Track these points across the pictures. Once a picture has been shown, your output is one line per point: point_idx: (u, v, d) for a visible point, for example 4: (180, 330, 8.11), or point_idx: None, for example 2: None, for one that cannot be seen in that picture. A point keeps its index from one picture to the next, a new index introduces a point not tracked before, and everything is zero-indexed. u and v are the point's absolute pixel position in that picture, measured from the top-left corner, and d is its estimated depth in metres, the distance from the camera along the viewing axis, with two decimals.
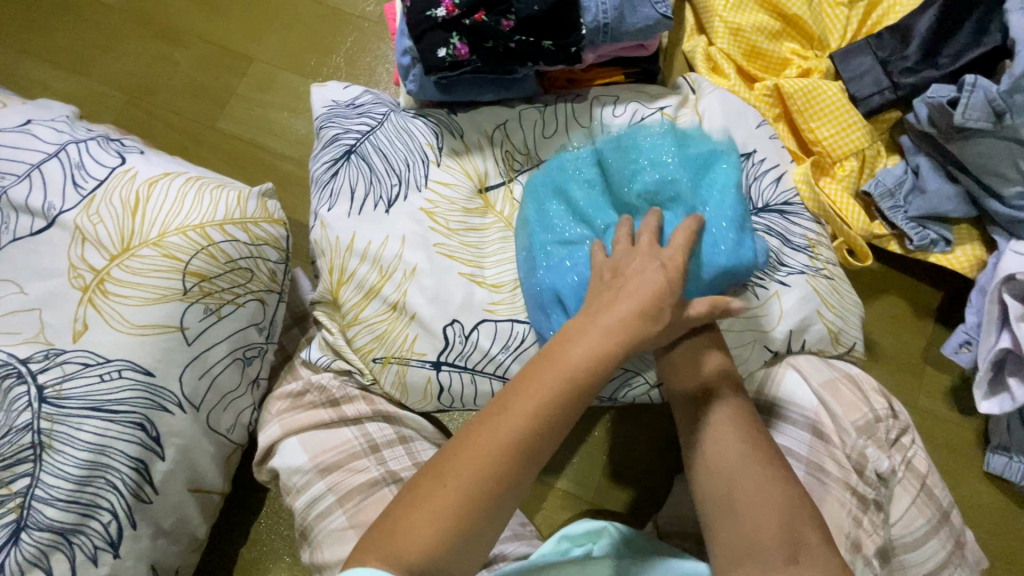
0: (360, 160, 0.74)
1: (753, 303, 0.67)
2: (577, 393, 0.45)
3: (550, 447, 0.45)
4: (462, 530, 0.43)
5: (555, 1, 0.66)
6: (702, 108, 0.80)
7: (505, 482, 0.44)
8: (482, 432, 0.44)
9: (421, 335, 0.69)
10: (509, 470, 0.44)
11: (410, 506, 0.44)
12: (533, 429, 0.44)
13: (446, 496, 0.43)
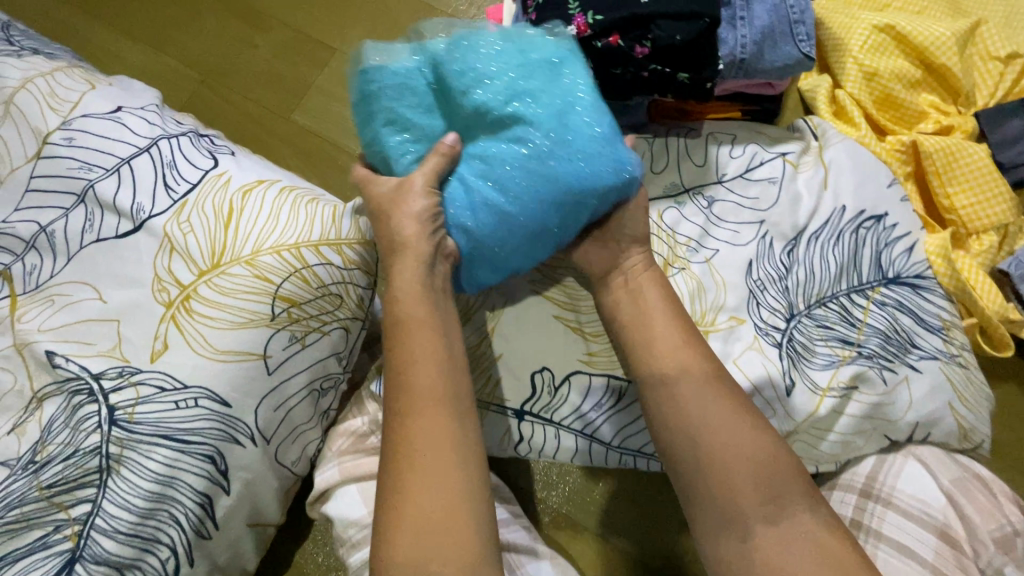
0: None
1: (879, 389, 0.61)
2: (431, 334, 0.51)
3: (452, 392, 0.49)
4: (445, 501, 0.45)
5: (699, 31, 0.59)
6: (828, 159, 0.73)
7: (446, 440, 0.47)
8: (401, 416, 0.48)
9: (504, 380, 0.64)
10: (439, 432, 0.47)
11: (390, 502, 0.45)
12: (440, 383, 0.49)
13: (412, 481, 0.45)
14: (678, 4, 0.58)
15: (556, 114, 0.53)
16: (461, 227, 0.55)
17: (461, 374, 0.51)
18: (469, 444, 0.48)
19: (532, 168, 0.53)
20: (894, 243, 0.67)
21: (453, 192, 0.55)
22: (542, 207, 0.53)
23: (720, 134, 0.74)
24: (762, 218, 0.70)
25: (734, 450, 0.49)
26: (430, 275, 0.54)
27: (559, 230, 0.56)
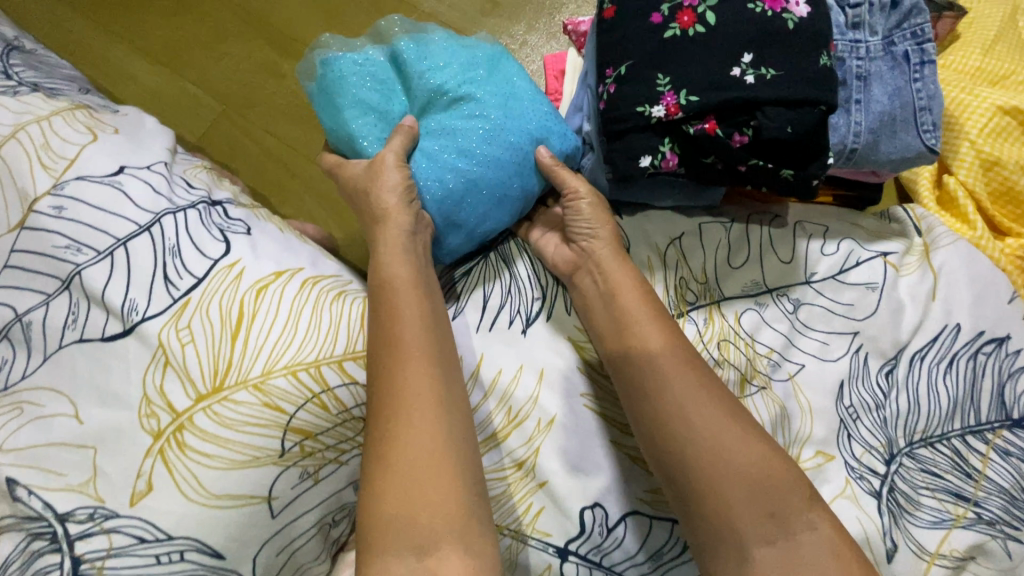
0: (499, 262, 0.62)
1: (1004, 562, 0.52)
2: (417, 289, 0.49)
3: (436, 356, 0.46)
4: (438, 467, 0.42)
5: (814, 122, 0.49)
6: (938, 263, 0.62)
7: (434, 406, 0.44)
8: (381, 372, 0.44)
9: (546, 509, 0.54)
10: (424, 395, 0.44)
11: (374, 463, 0.42)
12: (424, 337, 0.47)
13: (400, 446, 0.42)
14: (792, 90, 0.48)
15: (502, 93, 0.58)
16: (435, 200, 0.55)
17: (444, 332, 0.49)
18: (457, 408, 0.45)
19: (496, 140, 0.56)
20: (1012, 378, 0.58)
21: (420, 167, 0.56)
22: (509, 175, 0.56)
23: (810, 226, 0.63)
24: (856, 329, 0.60)
25: (726, 447, 0.47)
26: (408, 249, 0.52)
27: (521, 201, 0.59)
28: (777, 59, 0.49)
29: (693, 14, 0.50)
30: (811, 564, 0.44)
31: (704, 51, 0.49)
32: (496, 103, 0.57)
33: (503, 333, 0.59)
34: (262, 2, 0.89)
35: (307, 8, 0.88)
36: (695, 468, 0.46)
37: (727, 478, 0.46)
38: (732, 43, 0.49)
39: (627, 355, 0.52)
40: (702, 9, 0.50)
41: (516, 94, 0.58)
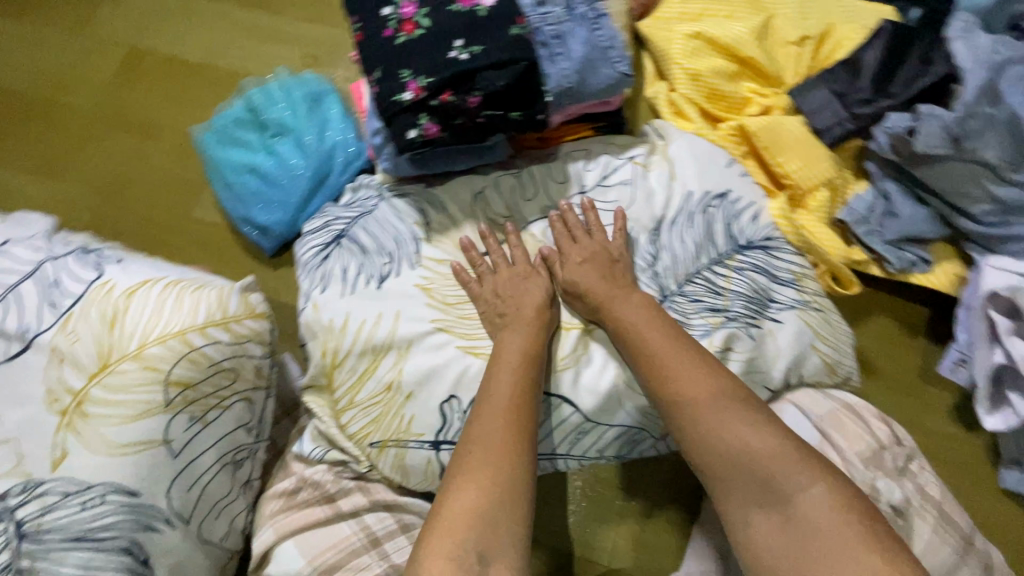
0: (349, 242, 0.76)
1: (750, 345, 0.67)
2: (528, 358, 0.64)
3: (531, 385, 0.62)
4: (485, 492, 0.54)
5: (516, 75, 0.67)
6: (671, 154, 0.81)
7: (507, 429, 0.58)
8: (477, 434, 0.58)
9: (417, 416, 0.68)
10: (514, 420, 0.59)
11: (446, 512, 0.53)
12: (512, 400, 0.60)
13: (460, 481, 0.55)
14: (495, 56, 0.67)
15: (319, 123, 0.90)
16: (280, 206, 0.89)
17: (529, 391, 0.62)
18: (533, 432, 0.59)
19: (314, 155, 0.89)
20: (736, 216, 0.76)
21: (269, 181, 0.89)
22: (320, 177, 0.89)
23: (575, 153, 0.82)
24: (625, 217, 0.77)
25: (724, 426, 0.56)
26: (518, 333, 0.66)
27: (331, 188, 0.89)
28: (480, 38, 0.67)
29: (413, 23, 0.68)
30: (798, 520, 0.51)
31: (427, 45, 0.67)
32: (315, 132, 0.89)
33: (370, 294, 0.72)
34: (122, 104, 1.04)
35: (161, 97, 1.04)
36: (722, 443, 0.56)
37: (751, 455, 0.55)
38: (444, 35, 0.67)
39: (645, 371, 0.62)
40: (418, 18, 0.68)
41: (330, 123, 0.90)
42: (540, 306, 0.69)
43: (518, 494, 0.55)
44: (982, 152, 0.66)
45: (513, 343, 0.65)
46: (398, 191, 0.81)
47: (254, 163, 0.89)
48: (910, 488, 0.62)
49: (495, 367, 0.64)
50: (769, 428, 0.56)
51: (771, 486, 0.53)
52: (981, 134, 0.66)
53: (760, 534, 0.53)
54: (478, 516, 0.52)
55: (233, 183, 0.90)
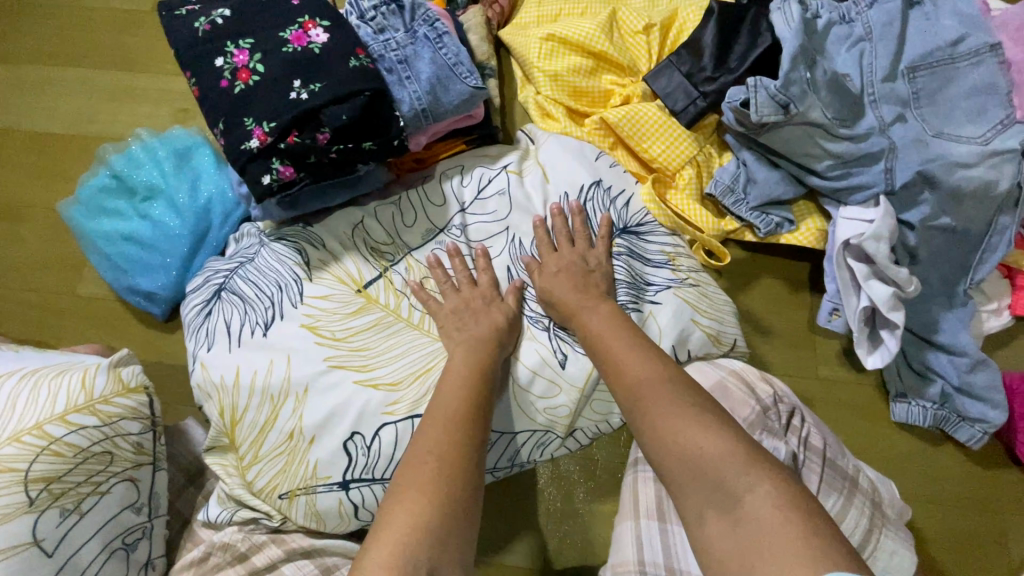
0: (230, 294, 0.74)
1: None
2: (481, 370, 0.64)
3: (486, 405, 0.61)
4: (425, 504, 0.51)
5: (360, 106, 0.68)
6: (542, 156, 0.83)
7: (454, 437, 0.56)
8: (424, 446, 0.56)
9: (322, 459, 0.66)
10: (469, 433, 0.58)
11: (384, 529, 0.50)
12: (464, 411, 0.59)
13: (402, 493, 0.52)
14: (335, 91, 0.67)
15: (191, 179, 0.88)
16: (162, 270, 0.86)
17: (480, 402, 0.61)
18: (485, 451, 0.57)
19: (189, 213, 0.86)
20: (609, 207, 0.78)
21: (147, 246, 0.87)
22: (199, 233, 0.86)
23: (449, 170, 0.83)
24: (505, 224, 0.78)
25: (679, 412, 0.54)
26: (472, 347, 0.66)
27: (212, 243, 0.87)
28: (319, 76, 0.68)
29: (248, 70, 0.68)
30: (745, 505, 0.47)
31: (266, 90, 0.67)
32: (187, 189, 0.87)
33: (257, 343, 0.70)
34: None
35: (28, 176, 0.99)
36: (677, 429, 0.53)
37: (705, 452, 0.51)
38: (281, 78, 0.67)
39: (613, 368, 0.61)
40: (252, 64, 0.68)
41: (202, 177, 0.88)
42: (489, 330, 0.68)
43: (465, 500, 0.53)
44: (807, 113, 0.71)
45: (471, 358, 0.65)
46: (277, 235, 0.79)
47: (129, 230, 0.87)
48: (796, 442, 0.64)
49: (444, 391, 0.61)
50: (713, 423, 0.52)
51: (719, 485, 0.49)
52: (802, 98, 0.71)
53: (713, 539, 0.47)
54: (427, 532, 0.49)
55: (109, 253, 0.87)
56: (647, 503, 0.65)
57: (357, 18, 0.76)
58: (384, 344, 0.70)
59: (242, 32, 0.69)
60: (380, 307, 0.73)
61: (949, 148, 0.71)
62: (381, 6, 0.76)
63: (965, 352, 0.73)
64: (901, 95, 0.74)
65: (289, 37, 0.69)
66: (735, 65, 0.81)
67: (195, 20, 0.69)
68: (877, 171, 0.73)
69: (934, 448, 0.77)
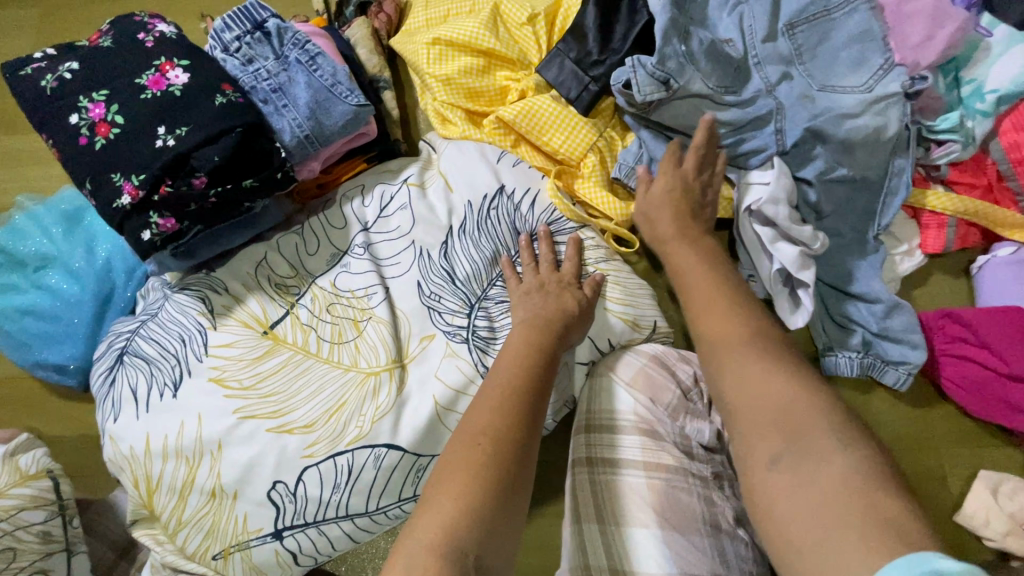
0: (133, 358, 0.74)
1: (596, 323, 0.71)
2: (538, 338, 0.64)
3: (539, 387, 0.60)
4: (482, 468, 0.52)
5: (234, 145, 0.65)
6: (443, 164, 0.82)
7: (505, 403, 0.57)
8: (478, 411, 0.57)
9: (250, 513, 0.66)
10: (524, 397, 0.58)
11: (443, 494, 0.50)
12: (521, 375, 0.60)
13: (453, 461, 0.53)
14: (204, 132, 0.65)
15: (85, 241, 0.84)
16: (69, 340, 0.82)
17: (535, 366, 0.61)
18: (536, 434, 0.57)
19: (89, 276, 0.83)
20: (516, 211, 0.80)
21: (49, 317, 0.83)
22: (103, 296, 0.83)
23: (350, 192, 0.81)
24: (411, 238, 0.76)
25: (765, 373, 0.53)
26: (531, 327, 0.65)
27: (118, 303, 0.83)
28: (184, 118, 0.65)
29: (106, 123, 0.64)
30: (811, 460, 0.46)
31: (130, 141, 0.64)
32: (82, 251, 0.83)
33: (162, 406, 0.70)
34: None
35: None
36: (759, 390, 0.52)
37: (787, 419, 0.49)
38: (143, 127, 0.64)
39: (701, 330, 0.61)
40: (111, 116, 0.65)
41: (96, 237, 0.84)
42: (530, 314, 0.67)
43: (517, 461, 0.53)
44: (688, 85, 0.72)
45: (523, 341, 0.64)
46: (181, 286, 0.77)
47: (27, 303, 0.83)
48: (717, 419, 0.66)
49: (494, 383, 0.60)
50: (798, 378, 0.52)
51: (800, 447, 0.47)
52: (682, 72, 0.71)
53: (776, 488, 0.47)
54: (480, 518, 0.49)
55: (10, 330, 0.83)
56: (586, 507, 0.63)
57: (222, 51, 0.73)
58: (301, 384, 0.69)
59: (96, 84, 0.66)
60: (288, 346, 0.72)
61: (834, 100, 0.71)
62: (245, 35, 0.72)
63: (880, 298, 0.74)
64: (783, 54, 0.73)
65: (146, 82, 0.66)
66: (619, 45, 0.80)
67: (42, 79, 0.66)
68: (768, 133, 0.74)
69: (866, 394, 0.78)
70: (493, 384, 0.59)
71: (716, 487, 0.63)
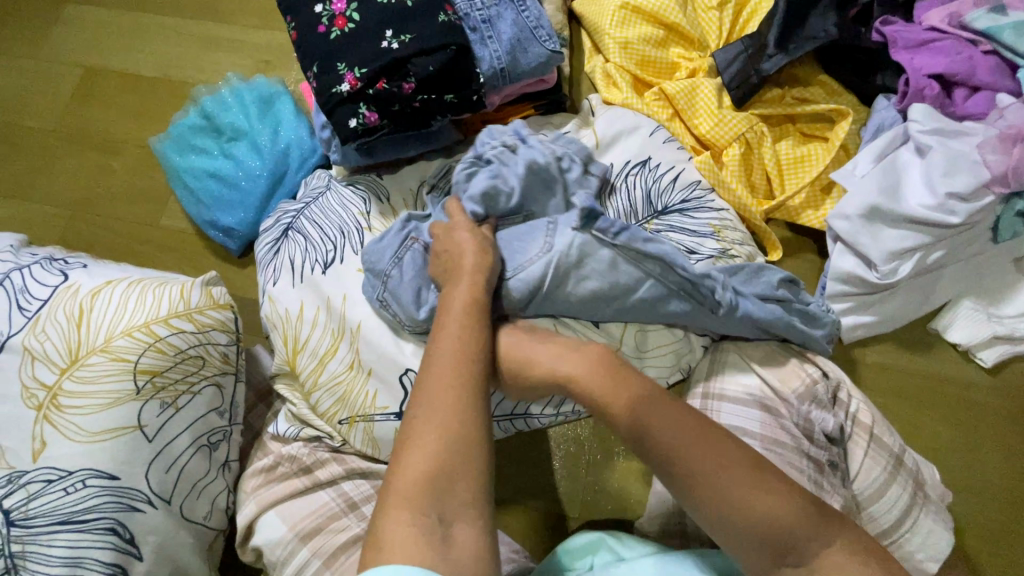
0: (296, 233, 0.80)
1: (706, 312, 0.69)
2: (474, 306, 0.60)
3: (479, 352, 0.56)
4: (440, 444, 0.49)
5: (447, 60, 0.72)
6: (600, 127, 0.84)
7: (452, 369, 0.53)
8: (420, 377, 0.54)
9: (380, 390, 0.71)
10: (469, 359, 0.55)
11: (391, 474, 0.48)
12: (461, 335, 0.56)
13: (404, 436, 0.50)
14: (424, 43, 0.71)
15: (273, 124, 0.94)
16: (241, 206, 0.92)
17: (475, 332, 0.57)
18: (485, 400, 0.53)
19: (270, 154, 0.92)
20: (403, 287, 0.69)
21: (229, 182, 0.92)
22: (277, 174, 0.92)
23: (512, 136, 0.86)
24: None
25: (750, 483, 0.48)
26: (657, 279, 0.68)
27: (287, 183, 0.92)
28: (409, 28, 0.72)
29: (344, 18, 0.72)
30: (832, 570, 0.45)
31: (360, 38, 0.72)
32: (269, 131, 0.93)
33: (314, 280, 0.76)
34: (83, 122, 1.05)
35: (121, 113, 1.05)
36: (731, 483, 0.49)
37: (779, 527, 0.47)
38: (373, 27, 0.72)
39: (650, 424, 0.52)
40: (349, 13, 0.72)
41: (283, 121, 0.94)
42: (468, 298, 0.60)
43: (471, 422, 0.51)
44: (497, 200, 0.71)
45: (451, 314, 0.59)
46: (350, 181, 0.84)
47: (213, 167, 0.93)
48: (844, 415, 0.65)
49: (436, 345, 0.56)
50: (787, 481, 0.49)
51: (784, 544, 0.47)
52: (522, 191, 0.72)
53: None
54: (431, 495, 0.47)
55: (193, 187, 0.93)
56: None
57: None
58: None
59: None
60: None
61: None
62: None
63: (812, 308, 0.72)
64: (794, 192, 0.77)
65: None
66: (821, 31, 0.81)
67: None
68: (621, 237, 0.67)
69: (980, 440, 0.77)
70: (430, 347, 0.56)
71: (829, 474, 0.62)
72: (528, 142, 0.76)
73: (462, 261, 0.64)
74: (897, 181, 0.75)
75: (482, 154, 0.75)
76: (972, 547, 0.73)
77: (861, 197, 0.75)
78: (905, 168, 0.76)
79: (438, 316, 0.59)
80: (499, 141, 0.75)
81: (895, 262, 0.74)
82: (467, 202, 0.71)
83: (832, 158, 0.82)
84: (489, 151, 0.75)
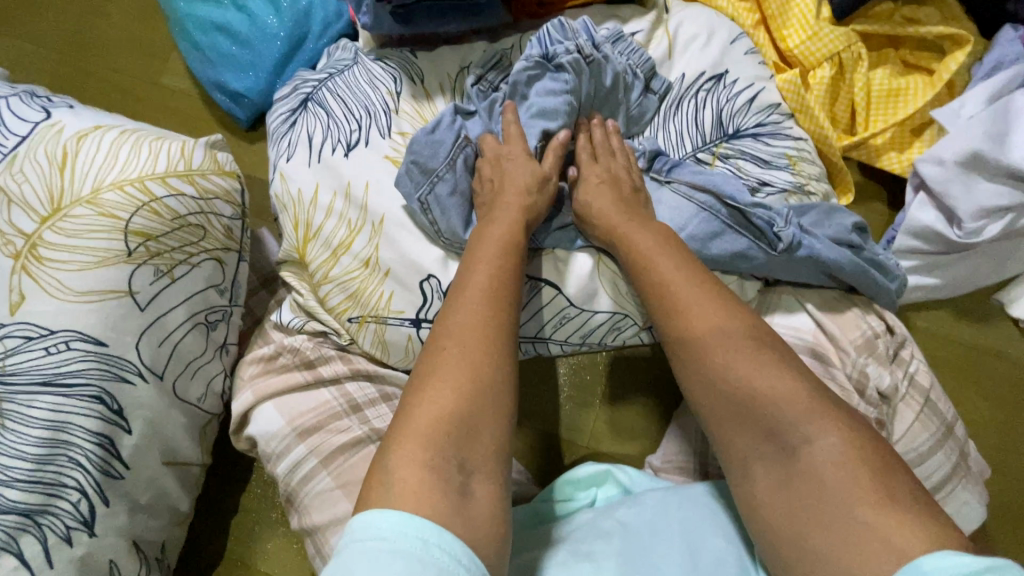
0: (316, 107, 0.70)
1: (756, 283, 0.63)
2: (509, 248, 0.56)
3: (513, 297, 0.52)
4: (465, 382, 0.45)
5: None
6: (675, 26, 0.72)
7: (485, 308, 0.50)
8: (450, 311, 0.50)
9: (396, 292, 0.65)
10: (503, 301, 0.51)
11: (409, 405, 0.44)
12: (496, 275, 0.52)
13: (426, 369, 0.46)
14: None
15: None
16: (253, 70, 0.81)
17: (511, 276, 0.53)
18: (514, 344, 0.49)
19: (289, 12, 0.80)
20: (451, 199, 0.63)
21: (241, 40, 0.81)
22: (295, 37, 0.80)
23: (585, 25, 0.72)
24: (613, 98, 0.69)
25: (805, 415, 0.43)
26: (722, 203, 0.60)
27: (306, 50, 0.80)
28: None
29: None
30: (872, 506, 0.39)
31: None
32: None
33: (327, 160, 0.67)
34: None
35: None
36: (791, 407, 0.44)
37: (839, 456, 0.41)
38: None
39: (710, 359, 0.47)
40: None
41: None
42: (503, 236, 0.57)
43: (502, 366, 0.47)
44: (561, 116, 0.64)
45: (485, 251, 0.55)
46: (379, 55, 0.73)
47: (223, 20, 0.81)
48: (900, 375, 0.59)
49: (469, 281, 0.52)
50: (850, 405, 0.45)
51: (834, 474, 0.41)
52: (589, 102, 0.67)
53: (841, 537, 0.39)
54: (451, 435, 0.42)
55: (199, 41, 0.82)
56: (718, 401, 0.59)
57: None
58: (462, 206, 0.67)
59: None
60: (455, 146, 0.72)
61: None
62: None
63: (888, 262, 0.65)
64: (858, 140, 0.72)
65: None
66: None
67: None
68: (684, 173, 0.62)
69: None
70: (462, 283, 0.52)
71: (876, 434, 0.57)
72: (602, 50, 0.65)
73: (501, 194, 0.61)
74: (1006, 128, 0.66)
75: (552, 55, 0.64)
76: (993, 528, 0.70)
77: (963, 141, 0.66)
78: (1019, 114, 0.66)
79: (470, 253, 0.56)
80: (574, 43, 0.64)
81: (983, 221, 0.65)
82: (534, 116, 0.65)
83: (933, 95, 0.71)
84: (562, 56, 0.63)
